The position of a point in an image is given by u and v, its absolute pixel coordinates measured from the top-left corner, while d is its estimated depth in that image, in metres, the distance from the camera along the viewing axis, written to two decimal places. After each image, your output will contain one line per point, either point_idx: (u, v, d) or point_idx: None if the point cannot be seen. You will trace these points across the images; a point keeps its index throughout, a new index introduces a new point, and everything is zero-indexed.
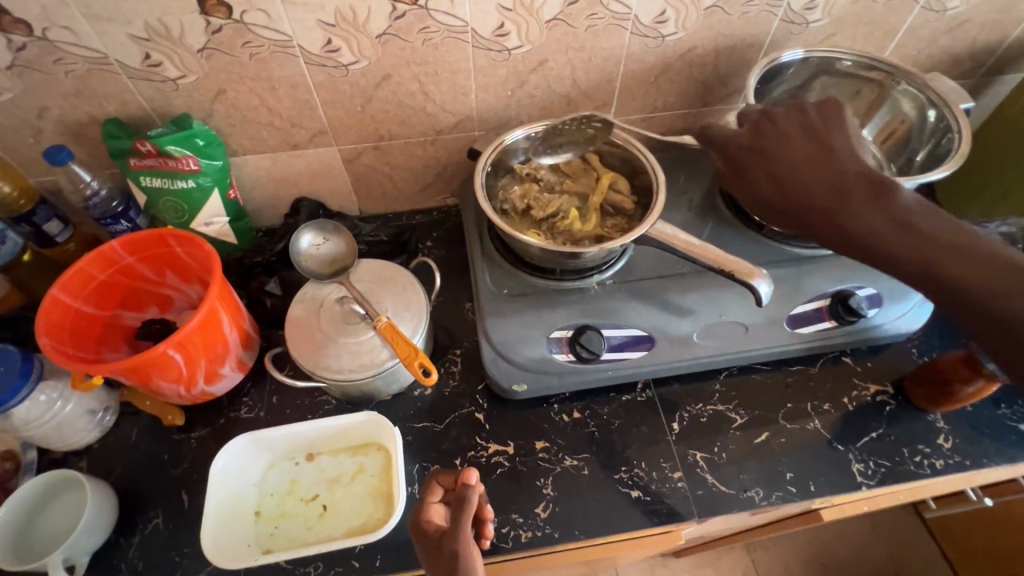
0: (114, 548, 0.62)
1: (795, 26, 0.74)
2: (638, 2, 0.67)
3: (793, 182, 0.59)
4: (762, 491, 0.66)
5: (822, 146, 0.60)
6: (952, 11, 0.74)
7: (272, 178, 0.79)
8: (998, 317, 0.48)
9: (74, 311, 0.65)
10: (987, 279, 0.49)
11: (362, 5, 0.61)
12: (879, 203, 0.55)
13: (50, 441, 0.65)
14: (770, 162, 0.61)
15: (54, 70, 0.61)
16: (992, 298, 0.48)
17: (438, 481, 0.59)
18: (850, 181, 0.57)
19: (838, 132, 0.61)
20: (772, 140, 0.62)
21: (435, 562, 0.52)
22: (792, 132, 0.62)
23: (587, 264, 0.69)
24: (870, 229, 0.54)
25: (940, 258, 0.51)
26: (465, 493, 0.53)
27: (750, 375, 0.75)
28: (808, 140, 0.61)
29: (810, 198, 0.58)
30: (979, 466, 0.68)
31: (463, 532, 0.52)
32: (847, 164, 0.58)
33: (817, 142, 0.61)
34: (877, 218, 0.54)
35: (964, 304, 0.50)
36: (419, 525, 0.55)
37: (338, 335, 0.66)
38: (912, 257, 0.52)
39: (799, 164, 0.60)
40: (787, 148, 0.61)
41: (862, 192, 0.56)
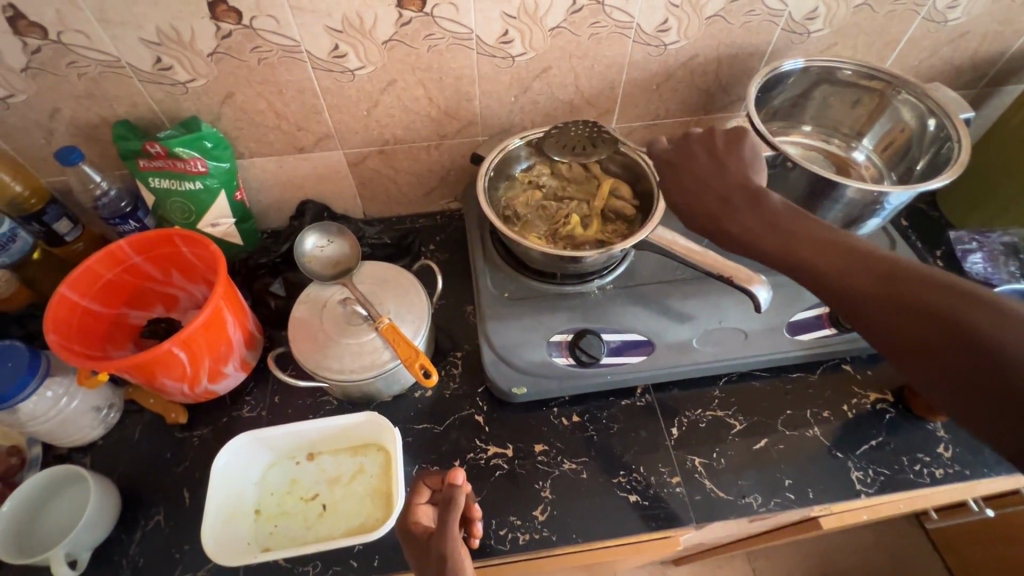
0: (115, 544, 0.63)
1: (796, 36, 0.74)
2: (640, 11, 0.67)
3: (692, 194, 0.62)
4: (761, 497, 0.66)
5: (717, 162, 0.63)
6: (953, 22, 0.75)
7: (278, 180, 0.81)
8: (846, 297, 0.48)
9: (81, 308, 0.66)
10: (839, 263, 0.50)
11: (368, 12, 0.63)
12: (755, 208, 0.58)
13: (55, 437, 0.66)
14: (679, 175, 0.64)
15: (67, 72, 0.63)
16: (841, 280, 0.49)
17: (425, 482, 0.60)
18: (732, 191, 0.60)
19: (736, 153, 0.63)
20: (685, 159, 0.65)
21: (422, 560, 0.53)
22: (698, 151, 0.65)
23: (589, 268, 0.70)
24: (745, 230, 0.57)
25: (800, 248, 0.53)
26: (453, 494, 0.53)
27: (750, 381, 0.75)
28: (710, 158, 0.63)
29: (701, 205, 0.61)
30: (979, 476, 0.68)
31: (451, 531, 0.52)
32: (733, 179, 0.61)
33: (716, 159, 0.63)
34: (751, 221, 0.57)
35: (822, 287, 0.51)
36: (407, 525, 0.57)
37: (341, 335, 0.67)
38: (777, 251, 0.54)
39: (696, 182, 0.62)
40: (692, 163, 0.64)
41: (742, 199, 0.59)
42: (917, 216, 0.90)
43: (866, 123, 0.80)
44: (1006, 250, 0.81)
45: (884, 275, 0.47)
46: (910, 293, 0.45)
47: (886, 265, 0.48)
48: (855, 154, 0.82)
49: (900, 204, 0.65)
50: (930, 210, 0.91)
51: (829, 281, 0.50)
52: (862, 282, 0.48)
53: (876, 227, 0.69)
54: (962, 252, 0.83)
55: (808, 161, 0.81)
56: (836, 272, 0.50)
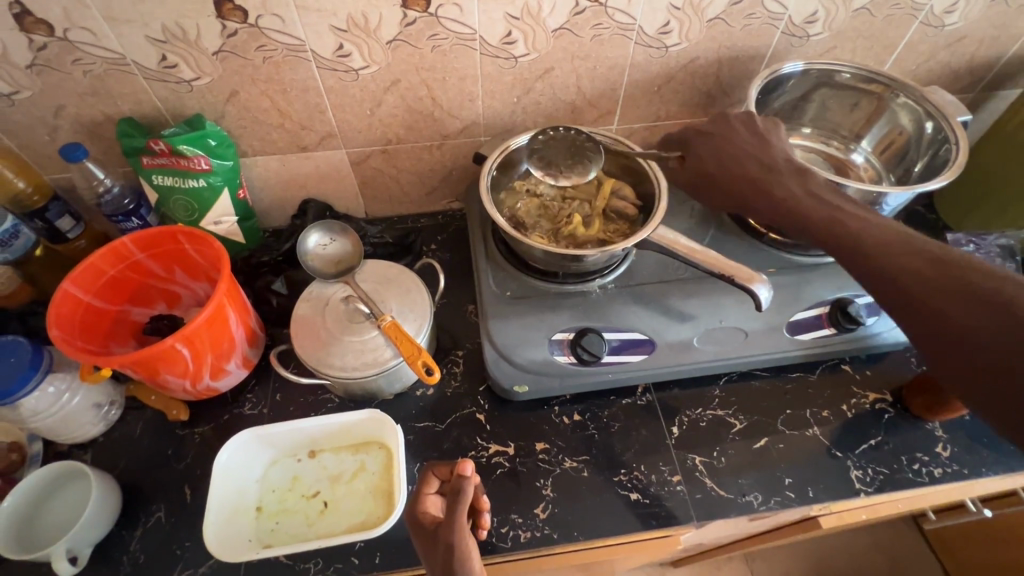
0: (115, 540, 0.63)
1: (795, 39, 0.75)
2: (642, 13, 0.68)
3: (732, 163, 0.64)
4: (761, 495, 0.67)
5: (760, 137, 0.65)
6: (950, 27, 0.76)
7: (281, 179, 0.81)
8: (882, 271, 0.52)
9: (84, 305, 0.66)
10: (884, 241, 0.53)
11: (373, 12, 0.63)
12: (803, 181, 0.61)
13: (56, 434, 0.66)
14: (716, 146, 0.66)
15: (72, 69, 0.63)
16: (884, 255, 0.52)
17: (433, 471, 0.59)
18: (781, 164, 0.63)
19: (779, 134, 0.66)
20: (722, 131, 0.67)
21: (431, 552, 0.53)
22: (740, 127, 0.66)
23: (590, 268, 0.71)
24: (790, 200, 0.60)
25: (848, 221, 0.56)
26: (460, 485, 0.54)
27: (750, 381, 0.75)
28: (752, 134, 0.66)
29: (743, 175, 0.64)
30: (977, 475, 0.68)
31: (458, 524, 0.52)
32: (778, 154, 0.64)
33: (759, 136, 0.65)
34: (798, 192, 0.61)
35: (861, 259, 0.54)
36: (415, 516, 0.56)
37: (343, 333, 0.67)
38: (824, 221, 0.57)
39: (739, 153, 0.65)
40: (732, 135, 0.66)
41: (789, 172, 0.62)
42: (914, 218, 0.91)
43: (864, 126, 0.81)
44: (1003, 252, 0.80)
45: (931, 256, 0.50)
46: (951, 275, 0.48)
47: (932, 249, 0.51)
48: (854, 155, 0.83)
49: (899, 205, 0.65)
50: (927, 212, 0.92)
51: (872, 254, 0.53)
52: (906, 261, 0.51)
53: (875, 228, 0.70)
54: None
55: (807, 163, 0.82)
56: (881, 249, 0.52)
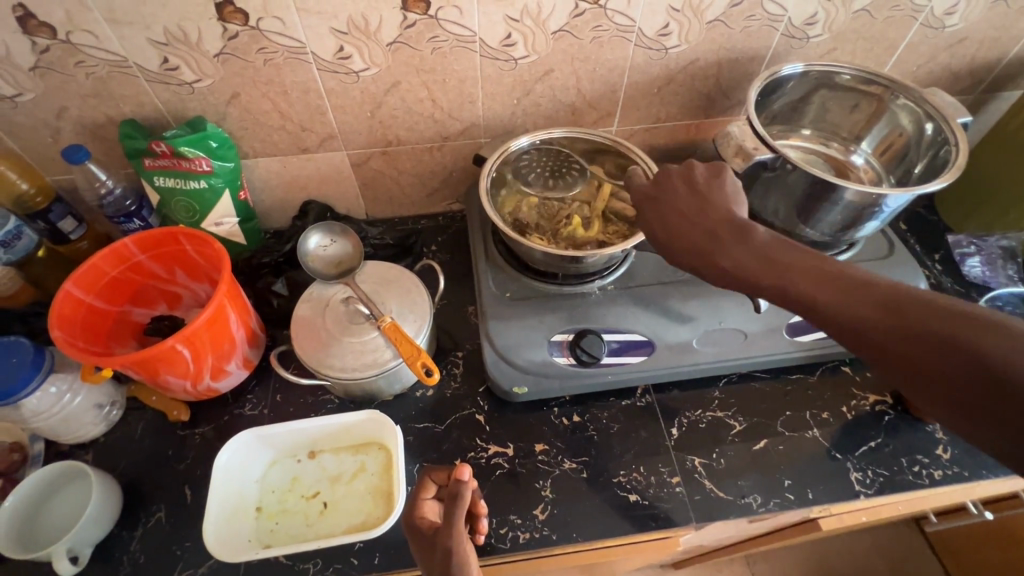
0: (116, 540, 0.63)
1: (795, 41, 0.75)
2: (642, 15, 0.68)
3: (676, 229, 0.57)
4: (760, 497, 0.67)
5: (699, 195, 0.58)
6: (951, 28, 0.76)
7: (282, 180, 0.81)
8: (851, 335, 0.44)
9: (85, 305, 0.66)
10: (847, 301, 0.45)
11: (373, 14, 0.63)
12: (745, 241, 0.53)
13: (57, 433, 0.66)
14: (658, 212, 0.60)
15: (75, 72, 0.64)
16: (850, 319, 0.45)
17: (431, 477, 0.61)
18: (717, 225, 0.55)
19: (719, 187, 0.58)
20: (667, 194, 0.60)
21: (429, 556, 0.54)
22: (680, 185, 0.60)
23: (589, 269, 0.71)
24: (740, 266, 0.52)
25: (801, 285, 0.48)
26: (458, 489, 0.53)
27: (749, 382, 0.75)
28: (692, 194, 0.58)
29: (687, 242, 0.56)
30: (977, 478, 0.68)
31: (457, 528, 0.53)
32: (717, 212, 0.56)
33: (698, 193, 0.58)
34: (743, 256, 0.52)
35: (831, 327, 0.46)
36: (413, 521, 0.57)
37: (343, 334, 0.67)
38: (781, 290, 0.49)
39: (680, 218, 0.57)
40: (671, 197, 0.59)
41: (729, 234, 0.54)
42: (915, 219, 0.91)
43: (864, 127, 0.81)
44: (1004, 254, 0.84)
45: (898, 313, 0.43)
46: (927, 329, 0.41)
47: (901, 298, 0.43)
48: (854, 157, 0.83)
49: (898, 207, 0.65)
50: (928, 214, 0.92)
51: (834, 319, 0.46)
52: (870, 321, 0.44)
53: (875, 229, 0.70)
54: (960, 256, 0.85)
55: (807, 165, 0.82)
56: (846, 312, 0.45)
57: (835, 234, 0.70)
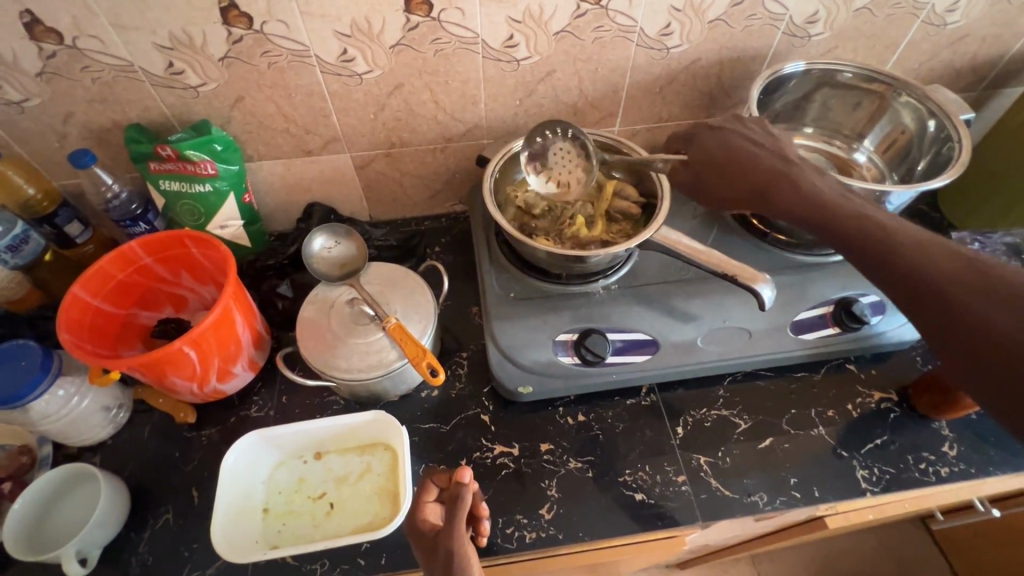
0: (124, 542, 0.63)
1: (797, 39, 0.75)
2: (643, 15, 0.69)
3: (745, 155, 0.65)
4: (767, 496, 0.67)
5: (774, 136, 0.67)
6: (952, 25, 0.76)
7: (285, 183, 0.82)
8: (907, 265, 0.50)
9: (93, 309, 0.67)
10: (912, 243, 0.51)
11: (377, 16, 0.64)
12: (823, 178, 0.61)
13: (65, 436, 0.66)
14: (725, 139, 0.67)
15: (81, 77, 0.64)
16: (909, 254, 0.50)
17: (433, 479, 0.60)
18: (795, 160, 0.64)
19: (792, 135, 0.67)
20: (738, 126, 0.68)
21: (431, 559, 0.54)
22: (758, 125, 0.68)
23: (592, 269, 0.71)
24: (811, 190, 0.60)
25: (873, 218, 0.55)
26: (459, 492, 0.55)
27: (754, 381, 0.75)
28: (768, 133, 0.67)
29: (757, 177, 0.64)
30: (985, 475, 0.68)
31: (459, 529, 0.53)
32: (790, 152, 0.65)
33: (773, 133, 0.67)
34: (819, 186, 0.60)
35: (886, 256, 0.52)
36: (415, 524, 0.57)
37: (348, 335, 0.67)
38: (850, 215, 0.56)
39: (748, 143, 0.66)
40: (744, 139, 0.66)
41: (807, 168, 0.63)
42: (919, 217, 0.91)
43: (867, 125, 0.81)
44: (1009, 250, 0.79)
45: (961, 262, 0.48)
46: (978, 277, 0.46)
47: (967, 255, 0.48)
48: (857, 155, 0.83)
49: (903, 204, 0.65)
50: (932, 211, 0.91)
51: (892, 250, 0.52)
52: (933, 259, 0.49)
53: None
54: None
55: (810, 163, 0.82)
56: (908, 249, 0.51)
57: None
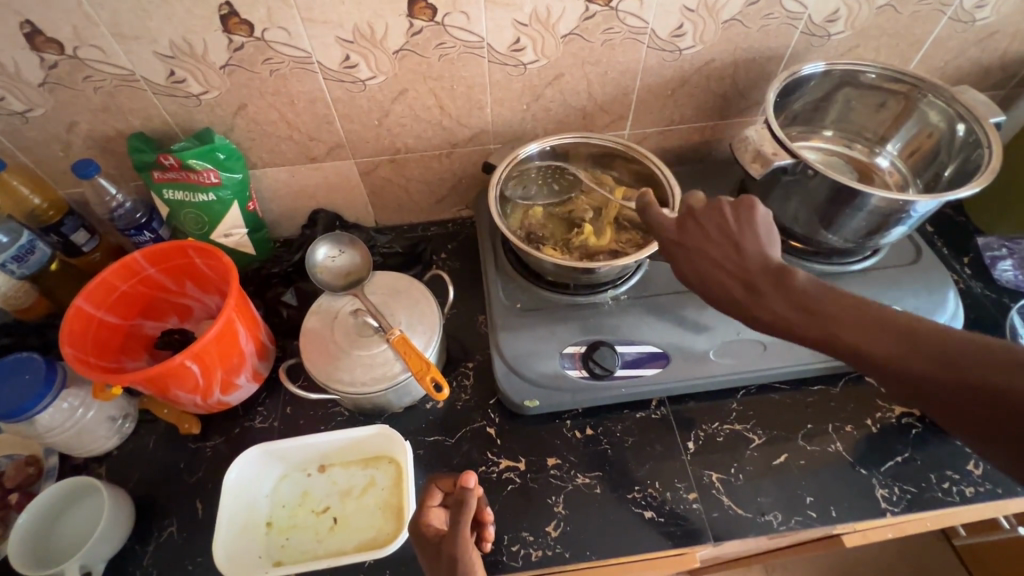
0: (129, 555, 0.63)
1: (816, 38, 0.72)
2: (655, 16, 0.66)
3: (708, 278, 0.54)
4: (781, 515, 0.64)
5: (730, 239, 0.54)
6: (981, 22, 0.72)
7: (290, 190, 0.81)
8: (911, 386, 0.42)
9: (97, 320, 0.66)
10: (894, 348, 0.43)
11: (379, 22, 0.62)
12: (785, 289, 0.49)
13: (71, 448, 0.66)
14: (691, 261, 0.55)
15: (84, 86, 0.63)
16: (905, 371, 0.42)
17: (436, 484, 0.57)
18: (755, 276, 0.51)
19: (749, 227, 0.53)
20: (697, 237, 0.56)
21: (435, 567, 0.52)
22: (709, 227, 0.55)
23: (601, 279, 0.69)
24: (780, 321, 0.49)
25: (846, 333, 0.46)
26: (465, 497, 0.51)
27: (769, 394, 0.73)
28: (723, 239, 0.54)
29: (724, 292, 0.53)
30: (1012, 495, 0.65)
31: (463, 537, 0.51)
32: (753, 262, 0.52)
33: (729, 238, 0.54)
34: (785, 309, 0.49)
35: (882, 374, 0.44)
36: (418, 529, 0.55)
37: (352, 347, 0.66)
38: (834, 324, 0.46)
39: (713, 266, 0.53)
40: (704, 243, 0.55)
41: (767, 283, 0.50)
42: (943, 221, 0.87)
43: (891, 128, 0.78)
44: None
45: (950, 360, 0.41)
46: (972, 377, 0.39)
47: (945, 348, 0.41)
48: (879, 159, 0.80)
49: (927, 213, 0.62)
50: (957, 215, 0.88)
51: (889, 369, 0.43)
52: (932, 372, 0.41)
53: (901, 235, 0.67)
54: (991, 259, 0.82)
55: (829, 167, 0.79)
56: (894, 360, 0.43)
57: (858, 239, 0.67)
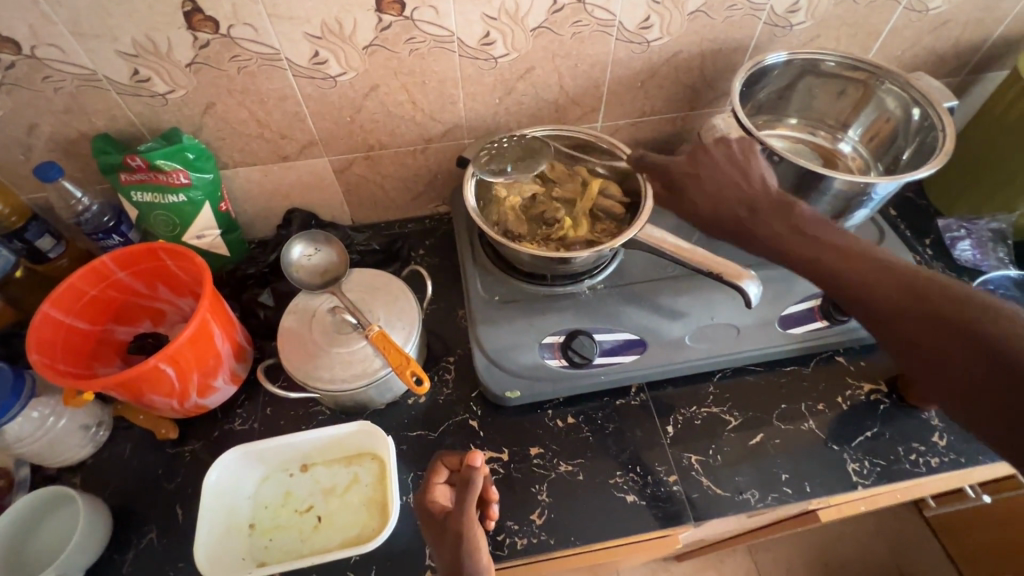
0: (107, 564, 0.62)
1: (779, 29, 0.74)
2: (622, 8, 0.67)
3: (720, 202, 0.64)
4: (758, 492, 0.66)
5: (739, 168, 0.63)
6: (934, 11, 0.75)
7: (263, 190, 0.80)
8: (869, 304, 0.54)
9: (65, 327, 0.65)
10: (862, 273, 0.55)
11: (347, 17, 0.62)
12: (786, 216, 0.61)
13: (43, 458, 0.65)
14: (701, 188, 0.65)
15: (43, 87, 0.62)
16: (866, 290, 0.54)
17: (443, 461, 0.59)
18: (761, 201, 0.62)
19: (755, 158, 0.63)
20: (708, 169, 0.65)
21: (440, 543, 0.53)
22: (722, 160, 0.64)
23: (579, 269, 0.70)
24: (777, 240, 0.60)
25: (828, 256, 0.57)
26: (470, 476, 0.53)
27: (744, 376, 0.75)
28: (732, 168, 0.64)
29: (728, 216, 0.64)
30: (974, 463, 0.68)
31: (468, 513, 0.52)
32: (758, 187, 0.62)
33: (737, 166, 0.64)
34: (782, 229, 0.60)
35: (843, 291, 0.56)
36: (425, 506, 0.56)
37: (330, 345, 0.66)
38: (822, 249, 0.58)
39: (722, 192, 0.64)
40: (716, 173, 0.64)
41: (772, 210, 0.61)
42: (905, 204, 0.90)
43: (851, 114, 0.80)
44: (994, 237, 0.84)
45: (906, 288, 0.52)
46: (920, 300, 0.51)
47: (903, 277, 0.53)
48: (842, 145, 0.82)
49: (888, 194, 0.64)
50: (917, 198, 0.91)
51: (854, 289, 0.55)
52: (888, 294, 0.52)
53: (865, 218, 0.69)
54: (951, 240, 0.85)
55: (795, 154, 0.81)
56: (859, 281, 0.54)
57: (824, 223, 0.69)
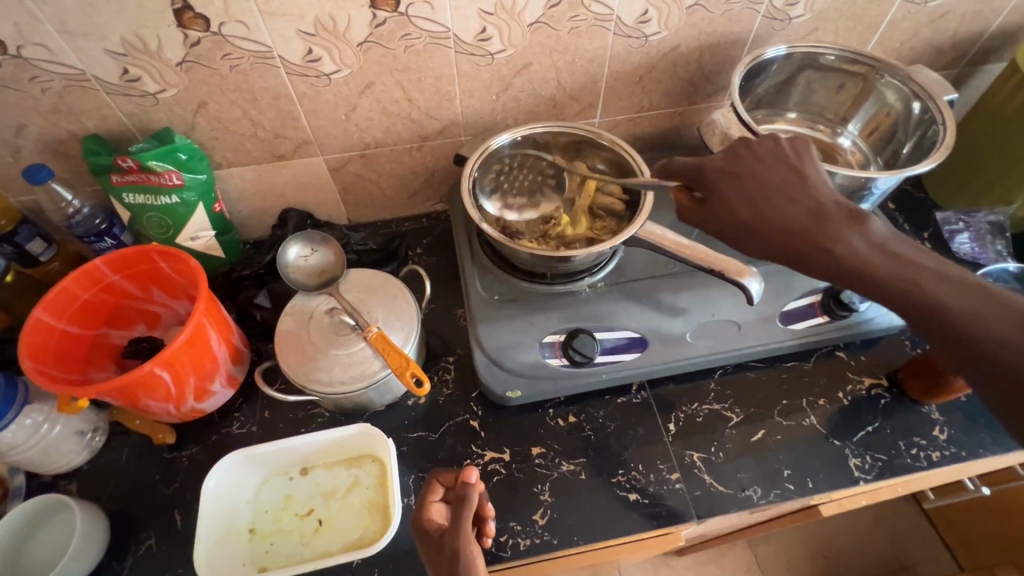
0: (105, 571, 0.61)
1: (777, 22, 0.74)
2: (620, 2, 0.66)
3: (768, 207, 0.55)
4: (761, 489, 0.66)
5: (795, 171, 0.57)
6: (933, 3, 0.74)
7: (257, 190, 0.79)
8: (968, 336, 0.45)
9: (58, 332, 0.64)
10: (965, 300, 0.47)
11: (341, 13, 0.61)
12: (862, 228, 0.52)
13: (37, 465, 0.64)
14: (743, 187, 0.57)
15: (30, 88, 0.61)
16: (970, 319, 0.46)
17: (438, 479, 0.58)
18: (830, 209, 0.54)
19: (810, 162, 0.58)
20: (749, 167, 0.58)
21: (437, 563, 0.52)
22: (770, 159, 0.58)
23: (578, 268, 0.70)
24: (852, 255, 0.51)
25: (925, 279, 0.49)
26: (465, 493, 0.53)
27: (745, 372, 0.75)
28: (787, 167, 0.57)
29: (790, 223, 0.54)
30: (974, 457, 0.68)
31: (465, 532, 0.52)
32: (818, 192, 0.55)
33: (793, 167, 0.57)
34: (861, 244, 0.52)
35: (934, 318, 0.47)
36: (421, 524, 0.55)
37: (329, 346, 0.65)
38: (913, 270, 0.49)
39: (772, 193, 0.56)
40: (764, 172, 0.57)
41: (842, 218, 0.53)
42: (903, 197, 0.90)
43: (851, 109, 0.80)
44: (992, 229, 0.83)
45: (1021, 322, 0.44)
46: None
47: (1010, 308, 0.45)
48: (841, 139, 0.82)
49: (888, 189, 0.64)
50: (915, 191, 0.91)
51: (951, 317, 0.46)
52: (998, 327, 0.45)
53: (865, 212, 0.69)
54: (949, 233, 0.84)
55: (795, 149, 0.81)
56: (964, 309, 0.46)
57: None
